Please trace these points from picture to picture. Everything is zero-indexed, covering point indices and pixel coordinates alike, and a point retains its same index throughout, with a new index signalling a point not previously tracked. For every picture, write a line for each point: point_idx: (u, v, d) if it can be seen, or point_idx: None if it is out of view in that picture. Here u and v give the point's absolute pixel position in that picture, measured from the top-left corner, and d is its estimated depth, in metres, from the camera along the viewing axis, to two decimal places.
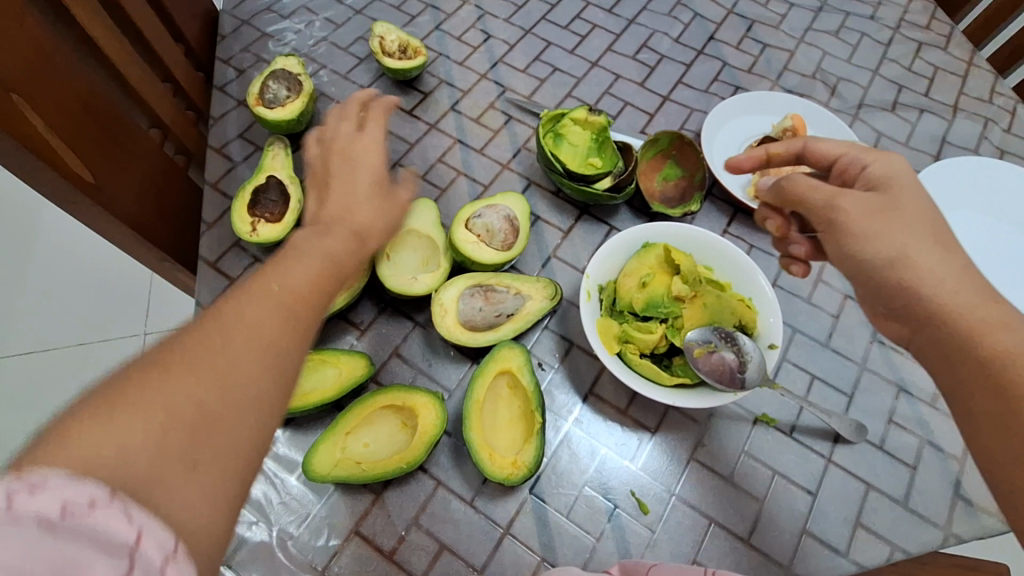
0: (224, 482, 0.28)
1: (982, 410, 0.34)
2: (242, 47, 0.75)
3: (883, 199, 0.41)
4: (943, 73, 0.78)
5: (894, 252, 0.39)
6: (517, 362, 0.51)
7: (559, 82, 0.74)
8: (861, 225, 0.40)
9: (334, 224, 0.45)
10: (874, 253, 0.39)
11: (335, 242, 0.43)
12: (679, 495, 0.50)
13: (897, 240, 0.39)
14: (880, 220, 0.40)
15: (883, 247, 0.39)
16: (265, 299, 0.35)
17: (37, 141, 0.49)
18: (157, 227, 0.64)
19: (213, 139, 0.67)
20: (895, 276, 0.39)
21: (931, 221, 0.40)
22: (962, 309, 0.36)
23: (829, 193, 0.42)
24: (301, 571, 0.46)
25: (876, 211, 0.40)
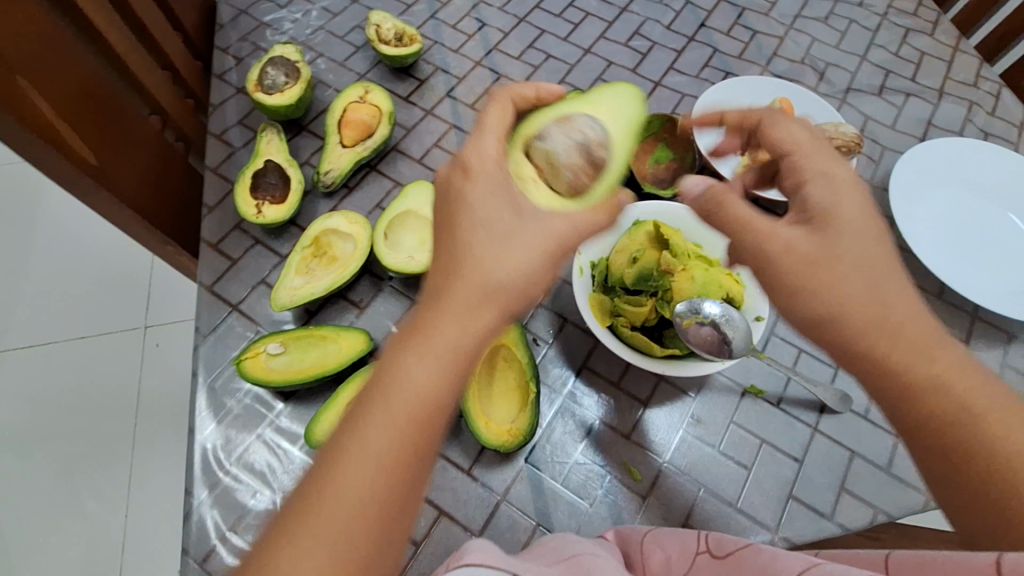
0: (387, 560, 0.31)
1: (933, 448, 0.35)
2: (240, 36, 0.76)
3: (815, 239, 0.39)
4: (929, 58, 0.79)
5: (830, 305, 0.38)
6: (512, 336, 0.54)
7: (553, 69, 0.75)
8: (787, 272, 0.39)
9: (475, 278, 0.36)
10: (807, 307, 0.39)
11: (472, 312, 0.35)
12: (670, 463, 0.51)
13: (834, 290, 0.38)
14: (815, 269, 0.39)
15: (817, 298, 0.38)
16: (419, 365, 0.33)
17: (41, 123, 0.50)
18: (156, 212, 0.66)
19: (213, 125, 0.68)
20: (832, 327, 0.38)
21: (865, 255, 0.38)
22: (910, 360, 0.36)
23: (750, 224, 0.41)
24: None
25: (812, 254, 0.39)
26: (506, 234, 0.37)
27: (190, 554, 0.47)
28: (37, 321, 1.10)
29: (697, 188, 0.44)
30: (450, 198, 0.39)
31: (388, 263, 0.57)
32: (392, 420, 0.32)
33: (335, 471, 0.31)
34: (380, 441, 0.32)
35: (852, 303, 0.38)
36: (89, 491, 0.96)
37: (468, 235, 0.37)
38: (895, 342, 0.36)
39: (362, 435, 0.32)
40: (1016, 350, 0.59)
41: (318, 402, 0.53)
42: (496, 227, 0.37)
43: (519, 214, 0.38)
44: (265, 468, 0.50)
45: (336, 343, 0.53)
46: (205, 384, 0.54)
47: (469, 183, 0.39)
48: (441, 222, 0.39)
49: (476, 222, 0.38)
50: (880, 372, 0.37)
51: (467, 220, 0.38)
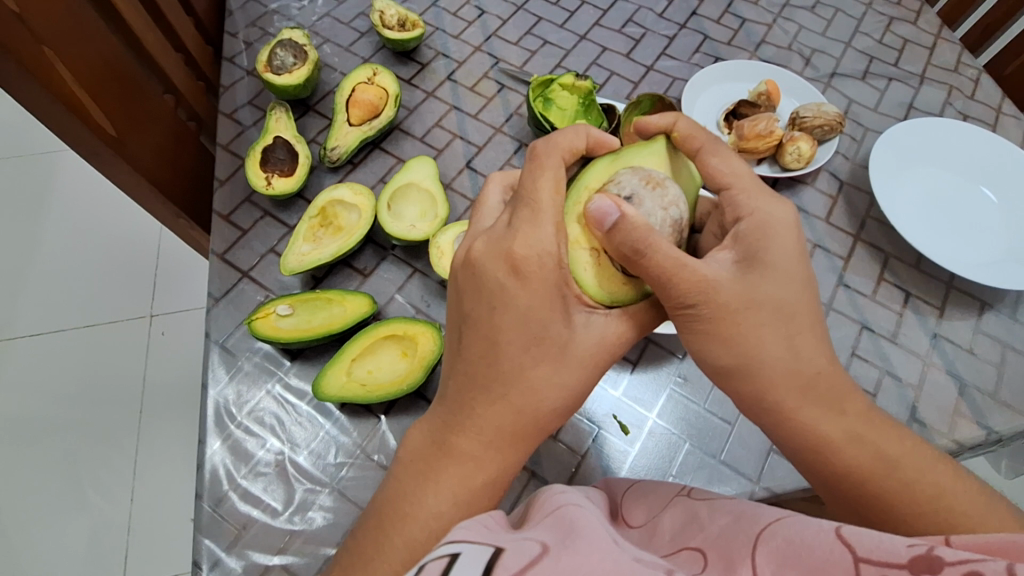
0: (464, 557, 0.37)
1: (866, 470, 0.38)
2: (249, 21, 0.79)
3: (743, 282, 0.39)
4: (911, 45, 0.82)
5: (746, 350, 0.39)
6: None
7: (549, 54, 0.79)
8: (732, 329, 0.39)
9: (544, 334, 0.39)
10: (724, 360, 0.39)
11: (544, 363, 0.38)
12: (656, 419, 0.54)
13: (748, 341, 0.38)
14: (736, 317, 0.38)
15: (737, 346, 0.39)
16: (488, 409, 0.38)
17: (65, 92, 0.54)
18: (169, 186, 0.69)
19: (224, 105, 0.72)
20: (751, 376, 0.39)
21: (786, 303, 0.39)
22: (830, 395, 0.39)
23: (678, 261, 0.38)
24: (312, 484, 0.50)
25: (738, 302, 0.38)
26: (560, 348, 0.39)
27: (203, 498, 0.49)
28: (46, 306, 1.13)
29: (608, 221, 0.39)
30: (496, 300, 0.39)
31: (391, 231, 0.59)
32: (447, 509, 0.36)
33: (391, 546, 0.35)
34: (435, 528, 0.35)
35: (768, 358, 0.38)
36: (89, 480, 0.98)
37: (522, 338, 0.38)
38: (803, 398, 0.39)
39: (419, 515, 0.36)
40: (990, 318, 0.62)
41: (323, 361, 0.56)
42: (551, 340, 0.39)
43: (569, 324, 0.39)
44: (274, 421, 0.53)
45: (341, 305, 0.56)
46: (217, 343, 0.57)
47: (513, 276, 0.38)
48: (484, 319, 0.39)
49: (527, 333, 0.38)
50: (800, 416, 0.39)
51: (522, 323, 0.38)
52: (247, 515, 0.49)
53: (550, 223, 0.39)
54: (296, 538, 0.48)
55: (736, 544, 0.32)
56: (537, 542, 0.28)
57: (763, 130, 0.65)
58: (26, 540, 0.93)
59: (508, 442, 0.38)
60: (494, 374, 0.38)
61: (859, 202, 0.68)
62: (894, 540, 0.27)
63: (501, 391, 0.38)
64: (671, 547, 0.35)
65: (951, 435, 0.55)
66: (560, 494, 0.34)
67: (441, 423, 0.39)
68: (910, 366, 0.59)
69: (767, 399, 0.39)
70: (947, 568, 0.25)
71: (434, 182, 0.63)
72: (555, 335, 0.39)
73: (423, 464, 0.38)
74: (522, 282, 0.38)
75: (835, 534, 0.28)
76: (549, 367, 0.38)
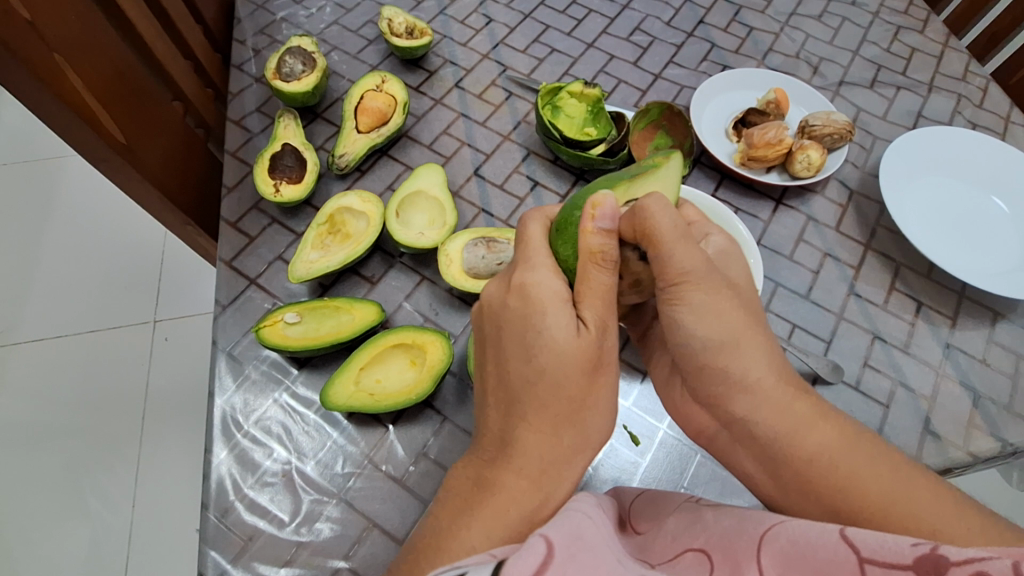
0: None
1: (848, 457, 0.37)
2: (257, 29, 0.79)
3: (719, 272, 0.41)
4: (919, 54, 0.82)
5: (726, 335, 0.39)
6: None
7: (557, 62, 0.79)
8: (716, 302, 0.39)
9: (537, 366, 0.39)
10: (714, 333, 0.39)
11: (546, 392, 0.38)
12: (666, 429, 0.54)
13: (728, 322, 0.39)
14: (723, 296, 0.40)
15: (719, 328, 0.39)
16: (507, 446, 0.38)
17: (78, 101, 0.54)
18: (179, 193, 0.69)
19: (232, 112, 0.72)
20: (727, 356, 0.39)
21: (742, 291, 0.42)
22: (794, 384, 0.40)
23: (687, 236, 0.39)
24: (321, 493, 0.50)
25: (692, 315, 0.39)
26: (593, 379, 0.39)
27: (209, 509, 0.49)
28: (50, 313, 1.13)
29: (603, 227, 0.40)
30: (496, 349, 0.42)
31: (400, 239, 0.59)
32: (481, 543, 0.34)
33: None
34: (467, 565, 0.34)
35: (751, 339, 0.39)
36: (89, 485, 0.97)
37: (544, 391, 0.38)
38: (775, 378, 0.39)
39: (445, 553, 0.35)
40: (1002, 327, 0.61)
41: (330, 369, 0.55)
42: (588, 368, 0.39)
43: (553, 347, 0.38)
44: (281, 429, 0.52)
45: (349, 313, 0.56)
46: (224, 351, 0.56)
47: (505, 318, 0.41)
48: (492, 365, 0.42)
49: (558, 385, 0.38)
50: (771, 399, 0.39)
51: (546, 371, 0.38)
52: (254, 527, 0.48)
53: (545, 267, 0.42)
54: (303, 550, 0.48)
55: (741, 547, 0.32)
56: (540, 536, 0.29)
57: (772, 139, 0.64)
58: (27, 549, 0.92)
59: (527, 476, 0.37)
60: (518, 416, 0.39)
61: (869, 210, 0.68)
62: (896, 540, 0.27)
63: (522, 435, 0.38)
64: (671, 552, 0.34)
65: (965, 447, 0.55)
66: (564, 506, 0.34)
67: (474, 465, 0.40)
68: (924, 377, 0.58)
69: (739, 381, 0.39)
70: (950, 568, 0.25)
71: (443, 190, 0.63)
72: (592, 378, 0.39)
73: (458, 502, 0.38)
74: (508, 316, 0.41)
75: (840, 536, 0.28)
76: (580, 407, 0.39)
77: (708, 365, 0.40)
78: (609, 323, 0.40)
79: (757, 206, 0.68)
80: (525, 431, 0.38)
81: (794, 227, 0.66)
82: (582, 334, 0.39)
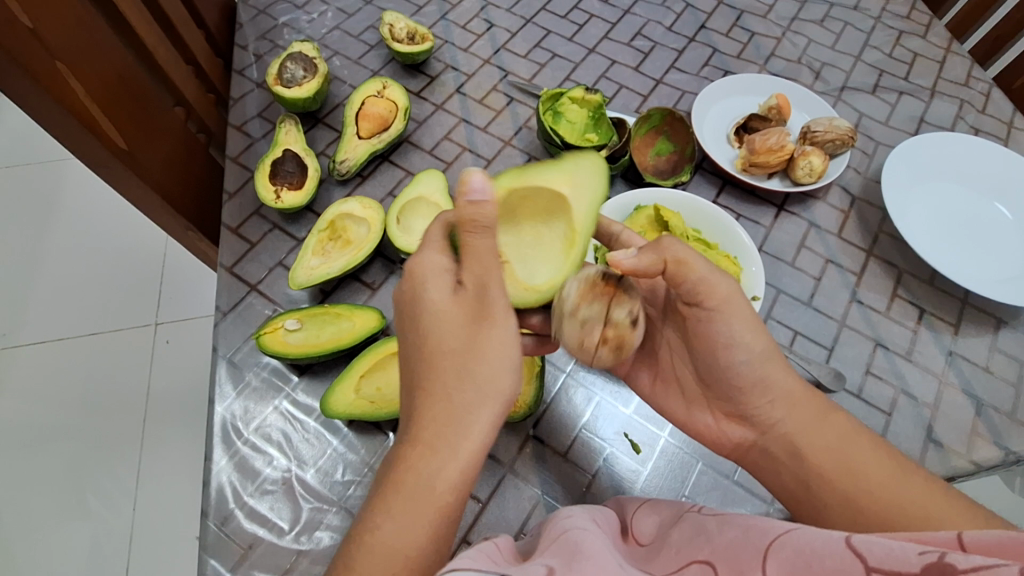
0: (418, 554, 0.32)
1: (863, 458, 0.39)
2: (258, 34, 0.79)
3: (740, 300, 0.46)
4: (922, 59, 0.82)
5: (766, 349, 0.44)
6: None
7: (559, 67, 0.79)
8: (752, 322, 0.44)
9: (424, 333, 0.38)
10: (760, 345, 0.43)
11: (434, 353, 0.37)
12: (668, 437, 0.54)
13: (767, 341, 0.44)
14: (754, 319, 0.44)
15: (759, 343, 0.44)
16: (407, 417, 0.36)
17: (80, 107, 0.54)
18: (181, 199, 0.69)
19: (234, 117, 0.72)
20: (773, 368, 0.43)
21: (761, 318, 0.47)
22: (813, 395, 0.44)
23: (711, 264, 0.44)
24: (321, 502, 0.50)
25: (741, 327, 0.43)
26: (478, 329, 0.38)
27: (209, 517, 0.48)
28: (51, 316, 1.13)
29: (476, 197, 0.37)
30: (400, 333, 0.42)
31: (400, 245, 0.59)
32: (383, 519, 0.33)
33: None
34: (378, 544, 0.32)
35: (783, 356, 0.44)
36: (90, 487, 0.97)
37: (435, 353, 0.37)
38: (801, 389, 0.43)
39: (360, 539, 0.33)
40: (1006, 335, 0.61)
41: (331, 376, 0.55)
42: (471, 322, 0.38)
43: (433, 311, 0.39)
44: (281, 436, 0.52)
45: (350, 320, 0.56)
46: (224, 358, 0.56)
47: (402, 302, 0.42)
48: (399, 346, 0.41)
49: (440, 342, 0.37)
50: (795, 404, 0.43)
51: (434, 334, 0.38)
52: (254, 534, 0.48)
53: (432, 248, 0.42)
54: (302, 558, 0.47)
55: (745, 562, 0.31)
56: (540, 566, 0.28)
57: (774, 145, 0.65)
58: (27, 552, 0.92)
59: (427, 442, 0.34)
60: (424, 388, 0.36)
61: (871, 216, 0.68)
62: (903, 547, 0.26)
63: (423, 405, 0.36)
64: (675, 563, 0.34)
65: (968, 455, 0.54)
66: (560, 522, 0.34)
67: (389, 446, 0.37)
68: (926, 385, 0.58)
69: (778, 389, 0.43)
70: (959, 575, 0.23)
71: (444, 196, 0.63)
72: (477, 329, 0.38)
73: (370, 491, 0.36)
74: (405, 296, 0.41)
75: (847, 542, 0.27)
76: (470, 358, 0.37)
77: (754, 377, 0.44)
78: (490, 281, 0.39)
79: (759, 212, 0.67)
80: (422, 396, 0.36)
81: (796, 234, 0.66)
82: (459, 293, 0.39)
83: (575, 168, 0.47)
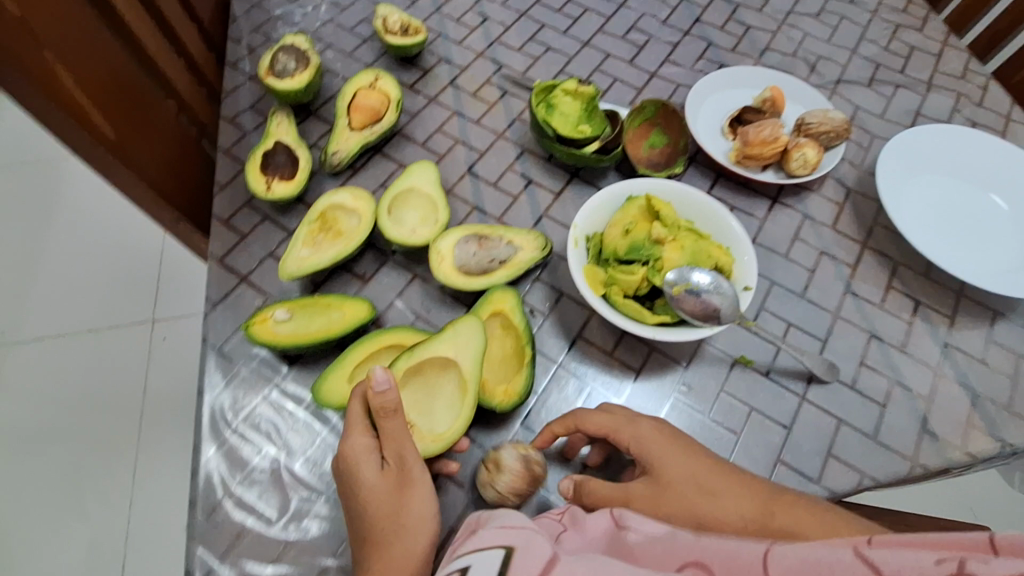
0: None
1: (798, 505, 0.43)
2: (251, 28, 0.79)
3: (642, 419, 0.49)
4: (918, 53, 0.82)
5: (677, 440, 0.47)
6: (510, 303, 0.54)
7: (553, 60, 0.78)
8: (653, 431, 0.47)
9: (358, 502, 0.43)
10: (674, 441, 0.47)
11: (376, 505, 0.42)
12: None
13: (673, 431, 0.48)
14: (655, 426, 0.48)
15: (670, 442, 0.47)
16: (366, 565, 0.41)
17: (67, 97, 0.54)
18: (172, 191, 0.69)
19: (226, 109, 0.72)
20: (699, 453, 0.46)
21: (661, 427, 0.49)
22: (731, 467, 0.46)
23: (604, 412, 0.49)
24: (310, 492, 0.49)
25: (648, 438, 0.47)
26: (403, 496, 0.43)
27: (197, 507, 0.48)
28: (47, 313, 1.13)
29: (382, 385, 0.43)
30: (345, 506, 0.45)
31: (391, 236, 0.59)
32: None
33: None
34: None
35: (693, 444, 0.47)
36: (85, 484, 0.97)
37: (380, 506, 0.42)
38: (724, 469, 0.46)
39: None
40: (1002, 327, 0.60)
41: (321, 366, 0.55)
42: (398, 481, 0.43)
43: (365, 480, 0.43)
44: (270, 426, 0.52)
45: (340, 311, 0.55)
46: (214, 349, 0.56)
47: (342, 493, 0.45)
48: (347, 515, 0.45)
49: (370, 501, 0.43)
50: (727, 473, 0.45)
51: (368, 509, 0.43)
52: (242, 524, 0.48)
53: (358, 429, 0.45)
54: (290, 548, 0.47)
55: (743, 561, 0.33)
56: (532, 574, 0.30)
57: (768, 137, 0.64)
58: (21, 549, 0.92)
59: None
60: (374, 543, 0.42)
61: (866, 209, 0.67)
62: (918, 556, 0.28)
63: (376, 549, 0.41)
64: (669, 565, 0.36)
65: (963, 448, 0.54)
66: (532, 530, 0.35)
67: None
68: (921, 376, 0.57)
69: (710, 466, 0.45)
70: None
71: (436, 187, 0.63)
72: (401, 488, 0.43)
73: None
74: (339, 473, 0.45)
75: (856, 556, 0.29)
76: (403, 506, 0.43)
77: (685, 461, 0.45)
78: (405, 451, 0.44)
79: (753, 204, 0.67)
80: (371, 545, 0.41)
81: (790, 225, 0.66)
82: (380, 464, 0.44)
83: (458, 332, 0.50)
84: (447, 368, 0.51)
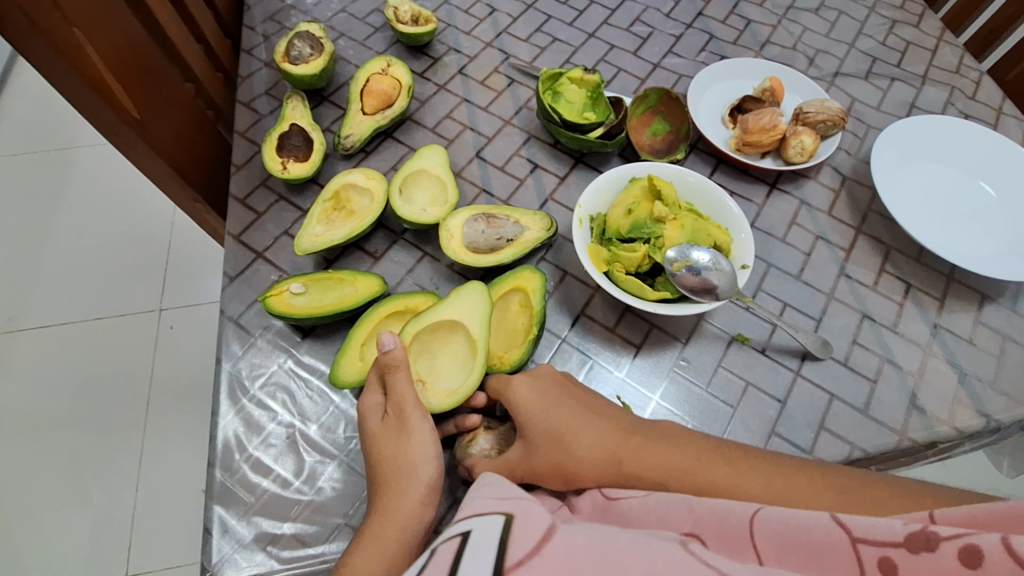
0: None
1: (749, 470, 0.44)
2: (266, 16, 0.81)
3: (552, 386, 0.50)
4: (914, 47, 0.84)
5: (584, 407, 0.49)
6: (534, 284, 0.56)
7: (559, 50, 0.81)
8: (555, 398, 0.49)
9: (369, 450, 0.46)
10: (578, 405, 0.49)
11: (385, 449, 0.45)
12: (659, 399, 0.56)
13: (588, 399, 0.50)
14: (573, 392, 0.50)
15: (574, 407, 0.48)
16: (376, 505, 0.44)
17: (94, 75, 0.56)
18: (189, 171, 0.71)
19: (242, 94, 0.74)
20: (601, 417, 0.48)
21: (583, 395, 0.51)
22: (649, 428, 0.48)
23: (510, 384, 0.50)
24: (324, 455, 0.51)
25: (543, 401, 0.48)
26: (402, 440, 0.45)
27: (216, 468, 0.50)
28: (59, 297, 1.15)
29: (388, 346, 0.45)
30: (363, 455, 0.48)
31: (402, 214, 0.61)
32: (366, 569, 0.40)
33: None
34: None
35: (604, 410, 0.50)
36: (96, 463, 1.00)
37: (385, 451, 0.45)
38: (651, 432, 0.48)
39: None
40: (990, 310, 0.62)
41: (334, 338, 0.57)
42: (400, 425, 0.46)
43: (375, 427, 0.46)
44: (285, 393, 0.54)
45: (352, 285, 0.58)
46: (231, 321, 0.58)
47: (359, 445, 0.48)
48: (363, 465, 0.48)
49: (378, 447, 0.45)
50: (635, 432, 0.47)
51: (373, 454, 0.46)
52: (258, 485, 0.50)
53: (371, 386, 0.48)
54: (305, 507, 0.49)
55: (733, 529, 0.37)
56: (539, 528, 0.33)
57: (766, 124, 0.66)
58: (34, 527, 0.95)
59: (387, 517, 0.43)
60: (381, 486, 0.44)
61: (862, 196, 0.70)
62: (890, 522, 0.33)
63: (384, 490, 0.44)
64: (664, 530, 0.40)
65: (951, 423, 0.56)
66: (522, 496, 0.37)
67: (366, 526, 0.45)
68: (911, 355, 0.60)
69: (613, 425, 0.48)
70: (942, 540, 0.31)
71: (445, 169, 0.65)
72: (404, 432, 0.45)
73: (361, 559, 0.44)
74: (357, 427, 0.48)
75: (834, 521, 0.34)
76: (404, 450, 0.45)
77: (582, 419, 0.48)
78: (406, 404, 0.46)
79: (752, 190, 0.69)
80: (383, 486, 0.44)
81: (787, 211, 0.68)
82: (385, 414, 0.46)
83: (460, 297, 0.52)
84: (455, 331, 0.53)
